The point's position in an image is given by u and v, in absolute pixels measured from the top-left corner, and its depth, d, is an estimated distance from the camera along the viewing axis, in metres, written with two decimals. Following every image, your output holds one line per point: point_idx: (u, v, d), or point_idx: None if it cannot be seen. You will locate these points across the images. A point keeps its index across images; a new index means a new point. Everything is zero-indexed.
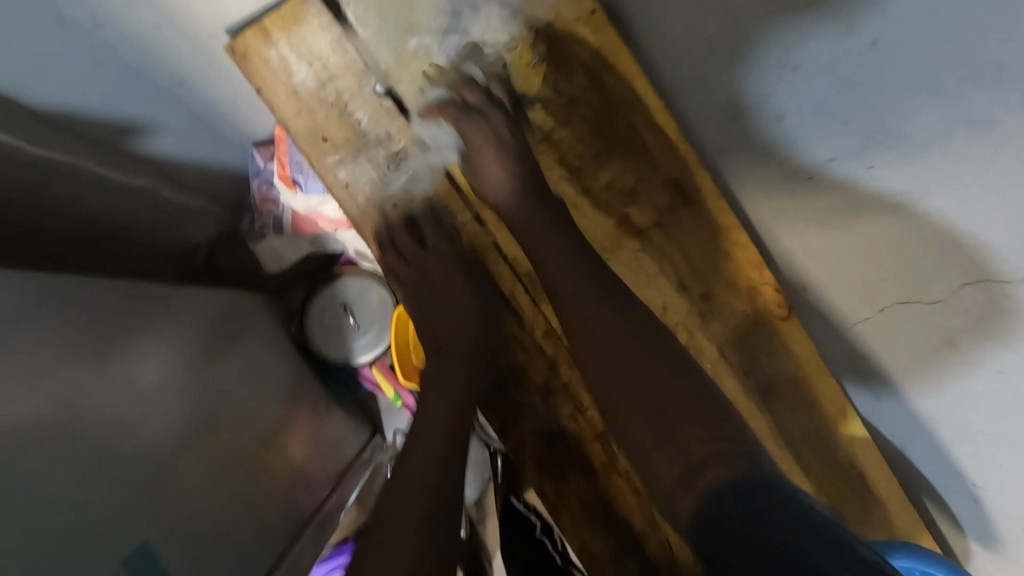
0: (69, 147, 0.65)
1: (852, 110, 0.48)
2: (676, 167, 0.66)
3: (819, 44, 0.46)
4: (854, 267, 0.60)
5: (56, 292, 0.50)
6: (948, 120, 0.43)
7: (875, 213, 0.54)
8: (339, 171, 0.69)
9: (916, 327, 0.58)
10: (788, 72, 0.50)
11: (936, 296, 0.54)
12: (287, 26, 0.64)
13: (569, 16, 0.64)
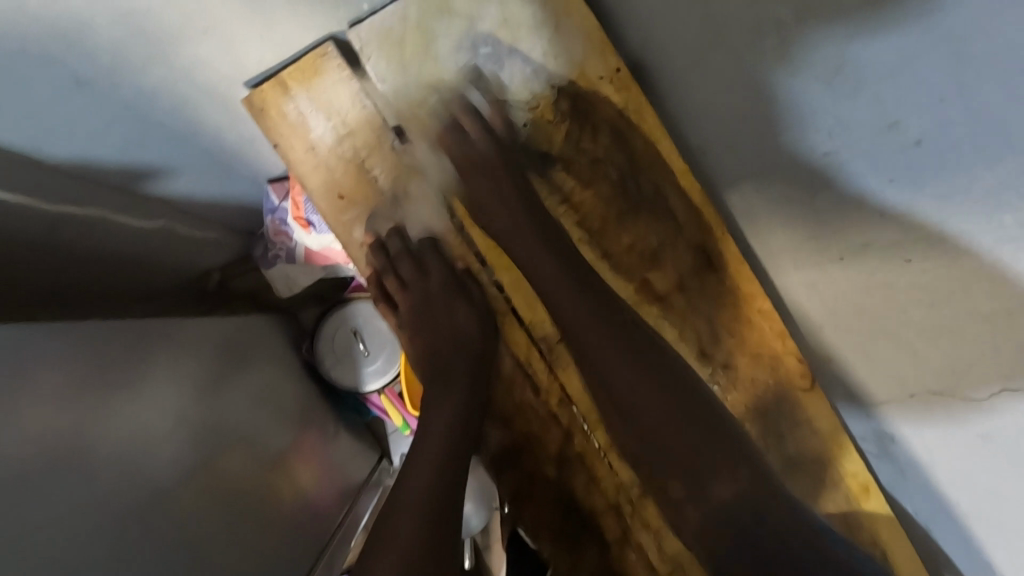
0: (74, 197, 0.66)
1: (884, 145, 0.44)
2: (703, 234, 0.65)
3: (834, 76, 0.44)
4: (875, 344, 0.57)
5: (69, 331, 0.53)
6: (979, 140, 0.38)
7: (905, 279, 0.49)
8: (356, 230, 0.68)
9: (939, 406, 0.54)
10: (816, 113, 0.47)
11: (946, 362, 0.51)
12: (306, 79, 0.64)
13: (594, 74, 0.63)
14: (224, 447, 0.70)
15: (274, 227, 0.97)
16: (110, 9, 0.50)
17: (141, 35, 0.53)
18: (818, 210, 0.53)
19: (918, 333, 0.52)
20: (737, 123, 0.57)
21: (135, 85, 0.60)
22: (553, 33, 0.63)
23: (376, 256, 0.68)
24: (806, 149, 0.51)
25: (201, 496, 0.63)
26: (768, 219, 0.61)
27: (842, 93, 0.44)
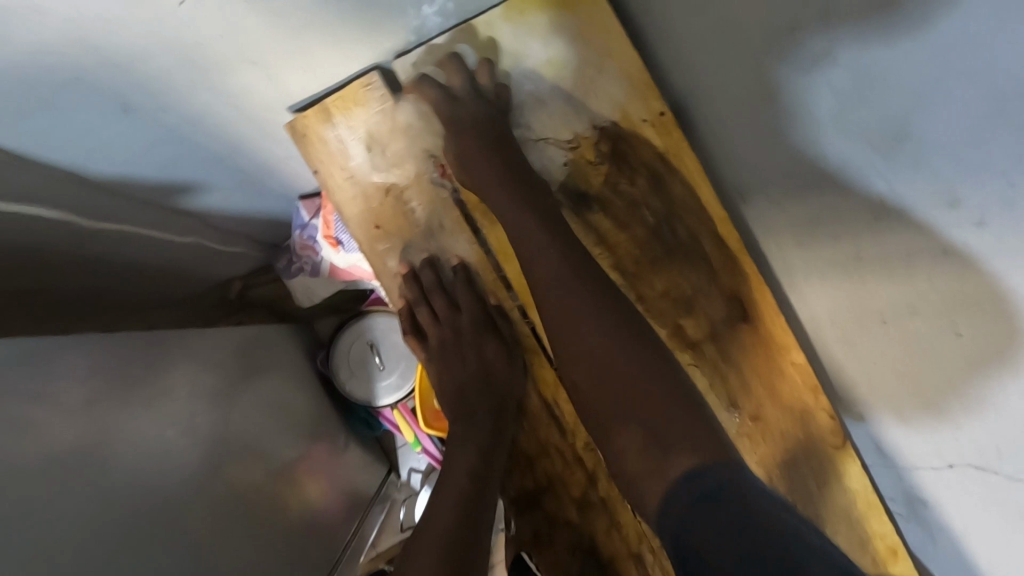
0: (96, 206, 0.68)
1: (894, 151, 0.43)
2: (740, 284, 0.64)
3: (834, 94, 0.44)
4: (888, 368, 0.57)
5: (80, 343, 0.55)
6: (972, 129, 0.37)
7: (921, 327, 0.50)
8: (389, 260, 0.69)
9: (934, 429, 0.56)
10: (835, 134, 0.46)
11: (950, 381, 0.51)
12: (348, 108, 0.65)
13: (636, 115, 0.62)
14: (227, 457, 0.71)
15: (301, 241, 0.97)
16: (156, 41, 0.50)
17: (188, 64, 0.54)
18: (852, 249, 0.52)
19: (918, 357, 0.52)
20: (776, 177, 0.56)
21: (177, 110, 0.61)
22: (597, 71, 0.62)
23: (409, 286, 0.69)
24: (844, 175, 0.48)
25: (202, 504, 0.64)
26: (806, 273, 0.61)
27: (876, 133, 0.43)
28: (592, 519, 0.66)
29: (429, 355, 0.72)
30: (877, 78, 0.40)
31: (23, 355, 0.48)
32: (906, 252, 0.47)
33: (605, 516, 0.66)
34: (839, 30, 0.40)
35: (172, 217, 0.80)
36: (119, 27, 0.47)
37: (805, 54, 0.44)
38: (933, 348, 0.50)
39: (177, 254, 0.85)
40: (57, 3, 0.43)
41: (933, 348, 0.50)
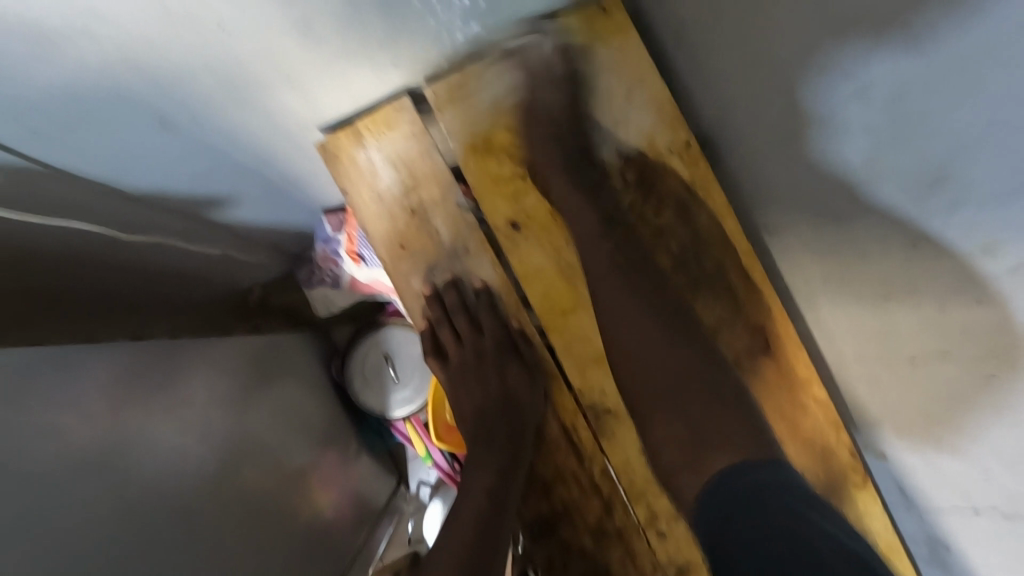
0: (127, 218, 0.71)
1: (923, 177, 0.42)
2: (761, 315, 0.64)
3: (860, 116, 0.44)
4: (912, 406, 0.56)
5: (103, 347, 0.57)
6: (1004, 170, 0.36)
7: (950, 370, 0.49)
8: (412, 279, 0.70)
9: (957, 473, 0.55)
10: (869, 157, 0.46)
11: (977, 425, 0.49)
12: (378, 129, 0.66)
13: (663, 145, 0.64)
14: (244, 463, 0.72)
15: (323, 253, 0.99)
16: (204, 63, 0.51)
17: (227, 83, 0.55)
18: (881, 288, 0.52)
19: (941, 398, 0.52)
20: (803, 210, 0.57)
21: (213, 126, 0.62)
22: (625, 100, 0.63)
23: (432, 307, 0.70)
24: (879, 212, 0.47)
25: (218, 509, 0.65)
26: (829, 310, 0.62)
27: (903, 158, 0.43)
28: (607, 548, 0.66)
29: (449, 375, 0.73)
30: (909, 108, 0.40)
31: (55, 359, 0.50)
32: (934, 299, 0.47)
33: (620, 544, 0.66)
34: (864, 63, 0.41)
35: (203, 227, 0.82)
36: (167, 48, 0.48)
37: (829, 95, 0.46)
38: (963, 394, 0.49)
39: (203, 263, 0.87)
40: (115, 30, 0.44)
41: (966, 393, 0.49)
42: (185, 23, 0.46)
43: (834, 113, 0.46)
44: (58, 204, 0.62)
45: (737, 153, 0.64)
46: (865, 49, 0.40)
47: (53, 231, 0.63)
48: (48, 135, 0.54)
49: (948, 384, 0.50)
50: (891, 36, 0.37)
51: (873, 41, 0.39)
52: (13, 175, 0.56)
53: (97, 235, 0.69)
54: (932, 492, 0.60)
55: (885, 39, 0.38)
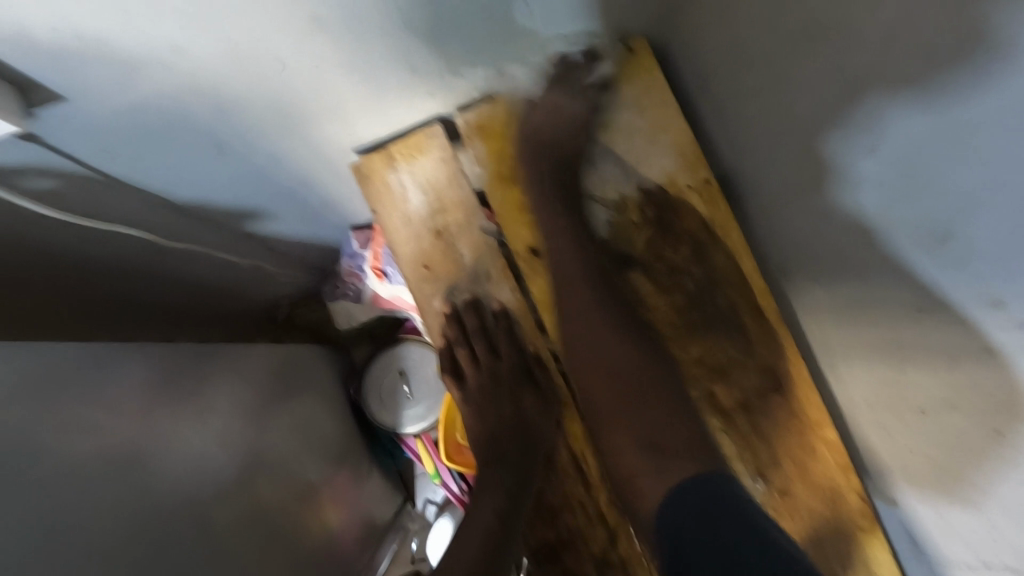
0: (173, 226, 0.74)
1: (932, 227, 0.43)
2: (774, 355, 0.65)
3: (876, 158, 0.46)
4: (922, 454, 0.56)
5: (113, 348, 0.60)
6: (1004, 232, 0.36)
7: (955, 420, 0.49)
8: (433, 300, 0.72)
9: (967, 525, 0.54)
10: (884, 201, 0.47)
11: (986, 480, 0.49)
12: (410, 155, 0.70)
13: (683, 182, 0.67)
14: (260, 472, 0.74)
15: (349, 269, 1.01)
16: (254, 92, 0.55)
17: (277, 111, 0.59)
18: (891, 335, 0.53)
19: (951, 447, 0.51)
20: (819, 254, 0.58)
21: (258, 147, 0.65)
22: (649, 140, 0.67)
23: (451, 327, 0.72)
24: (890, 256, 0.48)
25: (234, 516, 0.66)
26: (845, 354, 0.61)
27: (914, 205, 0.44)
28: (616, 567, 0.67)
29: (463, 396, 0.75)
30: (919, 158, 0.41)
31: (63, 364, 0.53)
32: (942, 352, 0.47)
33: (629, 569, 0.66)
34: (894, 120, 0.42)
35: (237, 239, 0.85)
36: (224, 79, 0.52)
37: (848, 148, 0.48)
38: (973, 448, 0.49)
39: (231, 273, 0.91)
40: (178, 60, 0.48)
41: (974, 446, 0.48)
42: (244, 58, 0.49)
43: (856, 154, 0.47)
44: (102, 212, 0.66)
45: (756, 193, 0.66)
46: (897, 110, 0.41)
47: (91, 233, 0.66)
48: (114, 153, 0.58)
49: (957, 435, 0.50)
50: (925, 100, 0.38)
51: (899, 98, 0.40)
52: (69, 183, 0.60)
53: (136, 240, 0.73)
54: (943, 543, 0.59)
55: (919, 103, 0.39)
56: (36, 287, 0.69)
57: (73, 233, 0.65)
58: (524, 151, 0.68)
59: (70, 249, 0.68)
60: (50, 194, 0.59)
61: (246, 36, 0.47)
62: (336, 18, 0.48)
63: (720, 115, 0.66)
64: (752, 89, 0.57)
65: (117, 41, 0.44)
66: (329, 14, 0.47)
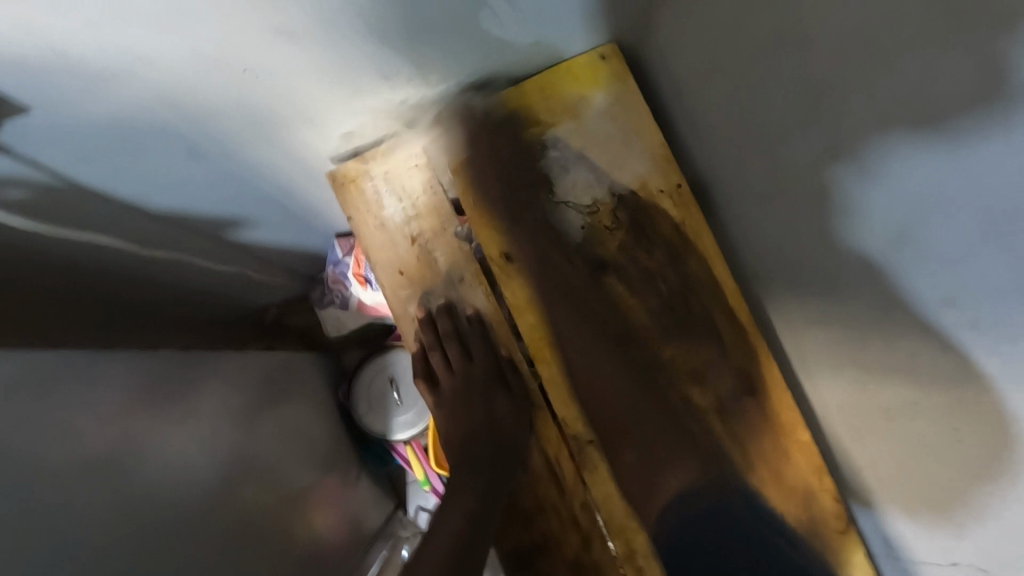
0: (152, 233, 0.75)
1: (891, 232, 0.43)
2: (746, 357, 0.66)
3: (835, 163, 0.46)
4: (892, 455, 0.56)
5: (109, 355, 0.62)
6: (967, 232, 0.36)
7: (917, 419, 0.50)
8: (408, 305, 0.73)
9: (939, 527, 0.54)
10: (845, 207, 0.46)
11: (954, 479, 0.49)
12: (386, 163, 0.71)
13: (654, 187, 0.67)
14: (246, 477, 0.74)
15: (333, 276, 1.02)
16: (228, 100, 0.56)
17: (251, 119, 0.60)
18: (855, 337, 0.53)
19: (917, 448, 0.52)
20: (787, 257, 0.59)
21: (235, 155, 0.66)
22: (621, 145, 0.68)
23: (425, 331, 0.72)
24: (852, 257, 0.48)
25: (220, 520, 0.66)
26: (816, 356, 0.62)
27: (873, 208, 0.44)
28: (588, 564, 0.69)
29: (438, 401, 0.75)
30: (877, 164, 0.41)
31: (64, 370, 0.55)
32: (903, 354, 0.47)
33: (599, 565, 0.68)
34: (865, 139, 0.41)
35: (221, 246, 0.86)
36: (197, 88, 0.53)
37: (806, 152, 0.48)
38: (939, 447, 0.49)
39: (215, 279, 0.91)
40: (149, 70, 0.48)
41: (940, 446, 0.49)
42: (216, 67, 0.50)
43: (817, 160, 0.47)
44: (79, 220, 0.66)
45: (728, 196, 0.66)
46: (862, 131, 0.41)
47: (68, 241, 0.66)
48: (89, 161, 0.59)
49: (923, 435, 0.50)
50: (895, 128, 0.38)
51: (864, 115, 0.40)
52: (44, 191, 0.60)
53: (115, 248, 0.73)
54: (917, 544, 0.59)
55: (889, 131, 0.39)
56: (17, 292, 0.69)
57: (51, 241, 0.66)
58: (497, 158, 0.69)
59: (49, 258, 0.69)
60: (24, 204, 0.60)
61: (216, 48, 0.48)
62: (306, 28, 0.49)
63: (690, 122, 0.67)
64: (718, 95, 0.58)
65: (84, 50, 0.44)
66: (298, 26, 0.48)
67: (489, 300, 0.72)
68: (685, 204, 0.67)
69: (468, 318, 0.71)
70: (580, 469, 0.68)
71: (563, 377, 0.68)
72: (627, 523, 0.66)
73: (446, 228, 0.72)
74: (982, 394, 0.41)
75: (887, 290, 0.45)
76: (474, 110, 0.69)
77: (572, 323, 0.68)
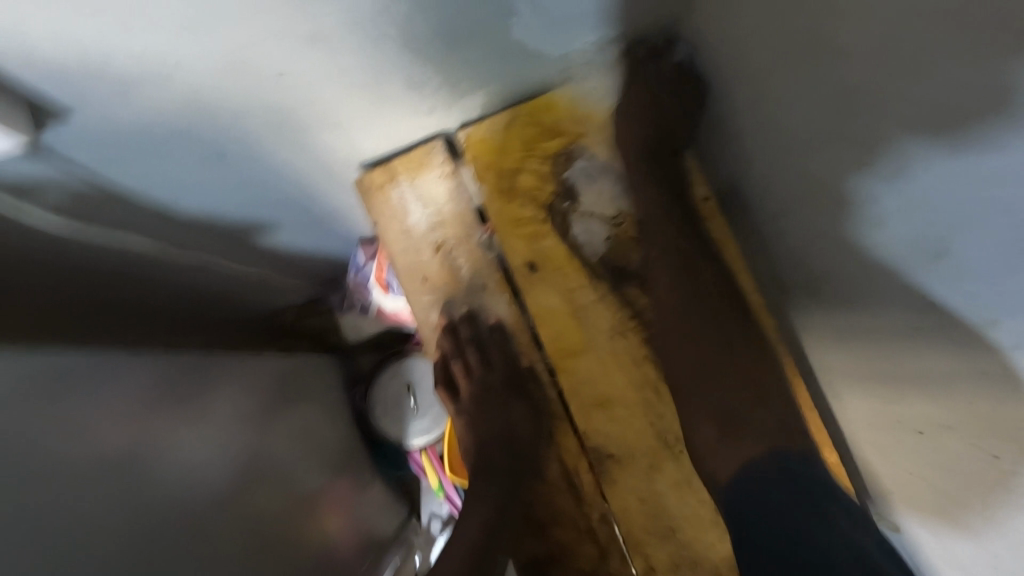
0: (176, 234, 0.77)
1: (928, 247, 0.41)
2: (773, 372, 0.64)
3: (867, 176, 0.45)
4: (922, 479, 0.54)
5: (128, 354, 0.63)
6: (1006, 248, 0.35)
7: (951, 443, 0.48)
8: (430, 312, 0.73)
9: (971, 555, 0.52)
10: (881, 219, 0.45)
11: (987, 508, 0.47)
12: (412, 170, 0.72)
13: (680, 200, 0.67)
14: (258, 481, 0.74)
15: (354, 281, 1.02)
16: (255, 105, 0.57)
17: (277, 126, 0.61)
18: (888, 355, 0.52)
19: (950, 473, 0.50)
20: (816, 273, 0.58)
21: (261, 160, 0.67)
22: (647, 157, 0.68)
23: (445, 337, 0.72)
24: (888, 273, 0.47)
25: (230, 523, 0.66)
26: (846, 375, 0.60)
27: (909, 221, 0.42)
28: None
29: (459, 408, 0.77)
30: (911, 178, 0.40)
31: (81, 370, 0.56)
32: (940, 373, 0.46)
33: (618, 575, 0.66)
34: (896, 152, 0.40)
35: (245, 248, 0.87)
36: (226, 93, 0.54)
37: (838, 165, 0.48)
38: (972, 472, 0.47)
39: (236, 282, 0.92)
40: (179, 76, 0.50)
41: (972, 471, 0.47)
42: (242, 72, 0.51)
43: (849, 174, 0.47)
44: (107, 221, 0.68)
45: (756, 210, 0.65)
46: (895, 146, 0.40)
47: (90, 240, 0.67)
48: (122, 165, 0.61)
49: (956, 460, 0.49)
50: (927, 140, 0.37)
51: (895, 129, 0.40)
52: (76, 191, 0.62)
53: (142, 249, 0.75)
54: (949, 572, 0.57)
55: (921, 143, 0.38)
56: (49, 288, 0.71)
57: (80, 239, 0.67)
58: (524, 167, 0.70)
59: (78, 258, 0.71)
60: (56, 203, 0.61)
61: (244, 53, 0.49)
62: (333, 34, 0.49)
63: (718, 134, 0.67)
64: (748, 107, 0.58)
65: (118, 56, 0.46)
66: (327, 32, 0.49)
67: (512, 308, 0.72)
68: (717, 217, 0.67)
69: (490, 325, 0.71)
70: (599, 479, 0.66)
71: (583, 389, 0.67)
72: (645, 538, 0.65)
73: (471, 236, 0.72)
74: (1021, 419, 0.39)
75: (922, 308, 0.44)
76: (503, 117, 0.69)
77: (594, 332, 0.68)
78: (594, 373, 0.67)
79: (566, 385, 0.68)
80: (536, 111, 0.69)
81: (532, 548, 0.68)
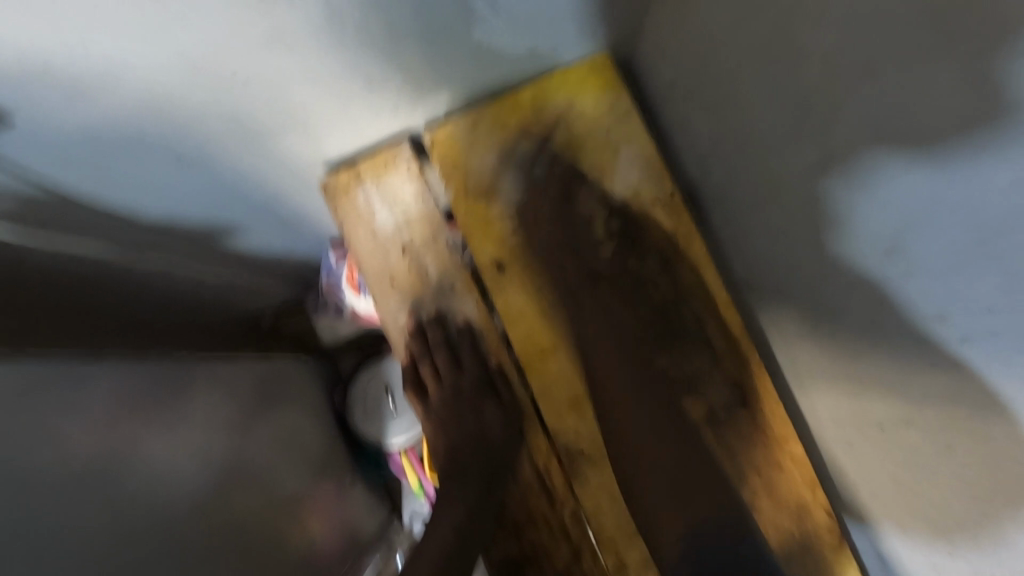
0: (141, 241, 0.75)
1: (885, 242, 0.41)
2: (739, 367, 0.65)
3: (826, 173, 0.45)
4: (884, 469, 0.55)
5: (106, 359, 0.61)
6: (957, 243, 0.35)
7: (911, 435, 0.49)
8: (399, 315, 0.72)
9: (934, 541, 0.53)
10: (840, 213, 0.45)
11: (949, 496, 0.48)
12: (378, 171, 0.71)
13: (647, 197, 0.67)
14: (238, 485, 0.73)
15: (328, 283, 1.01)
16: (214, 106, 0.55)
17: (240, 127, 0.60)
18: (849, 351, 0.52)
19: (910, 464, 0.51)
20: (780, 269, 0.58)
21: (225, 161, 0.66)
22: (614, 155, 0.67)
23: (415, 340, 0.72)
24: (846, 269, 0.47)
25: (211, 528, 0.65)
26: (809, 369, 0.61)
27: (865, 217, 0.42)
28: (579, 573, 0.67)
29: (427, 412, 0.75)
30: (867, 172, 0.40)
31: (65, 370, 0.54)
32: (897, 368, 0.46)
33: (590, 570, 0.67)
34: (853, 148, 0.40)
35: (216, 250, 0.85)
36: (184, 95, 0.52)
37: (798, 163, 0.48)
38: (933, 463, 0.48)
39: (204, 285, 0.91)
40: (134, 75, 0.48)
41: (934, 461, 0.48)
42: (200, 73, 0.50)
43: (807, 171, 0.47)
44: (69, 229, 0.66)
45: (722, 207, 0.66)
46: (856, 150, 0.40)
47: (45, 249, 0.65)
48: (76, 169, 0.59)
49: (915, 451, 0.49)
50: (887, 146, 0.37)
51: (856, 127, 0.40)
52: (29, 200, 0.59)
53: (105, 256, 0.73)
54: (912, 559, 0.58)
55: (883, 149, 0.38)
56: None
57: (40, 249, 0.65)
58: (491, 165, 0.69)
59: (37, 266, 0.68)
60: (12, 212, 0.59)
61: (199, 54, 0.47)
62: (296, 36, 0.48)
63: (683, 130, 0.67)
64: (711, 104, 0.58)
65: (70, 55, 0.44)
66: (286, 32, 0.48)
67: (480, 309, 0.72)
68: (686, 214, 0.66)
69: (459, 327, 0.71)
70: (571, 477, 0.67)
71: (554, 388, 0.67)
72: (616, 536, 0.66)
73: (439, 238, 0.71)
74: (977, 413, 0.40)
75: (882, 304, 0.45)
76: (467, 116, 0.69)
77: (564, 330, 0.68)
78: (563, 372, 0.68)
79: (537, 384, 0.68)
80: (502, 109, 0.68)
81: (507, 547, 0.69)
